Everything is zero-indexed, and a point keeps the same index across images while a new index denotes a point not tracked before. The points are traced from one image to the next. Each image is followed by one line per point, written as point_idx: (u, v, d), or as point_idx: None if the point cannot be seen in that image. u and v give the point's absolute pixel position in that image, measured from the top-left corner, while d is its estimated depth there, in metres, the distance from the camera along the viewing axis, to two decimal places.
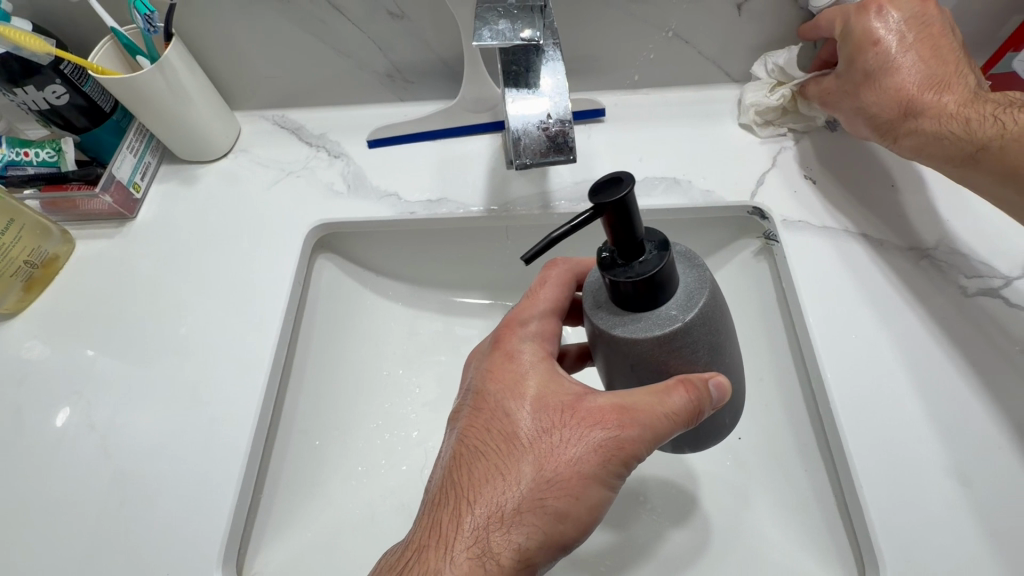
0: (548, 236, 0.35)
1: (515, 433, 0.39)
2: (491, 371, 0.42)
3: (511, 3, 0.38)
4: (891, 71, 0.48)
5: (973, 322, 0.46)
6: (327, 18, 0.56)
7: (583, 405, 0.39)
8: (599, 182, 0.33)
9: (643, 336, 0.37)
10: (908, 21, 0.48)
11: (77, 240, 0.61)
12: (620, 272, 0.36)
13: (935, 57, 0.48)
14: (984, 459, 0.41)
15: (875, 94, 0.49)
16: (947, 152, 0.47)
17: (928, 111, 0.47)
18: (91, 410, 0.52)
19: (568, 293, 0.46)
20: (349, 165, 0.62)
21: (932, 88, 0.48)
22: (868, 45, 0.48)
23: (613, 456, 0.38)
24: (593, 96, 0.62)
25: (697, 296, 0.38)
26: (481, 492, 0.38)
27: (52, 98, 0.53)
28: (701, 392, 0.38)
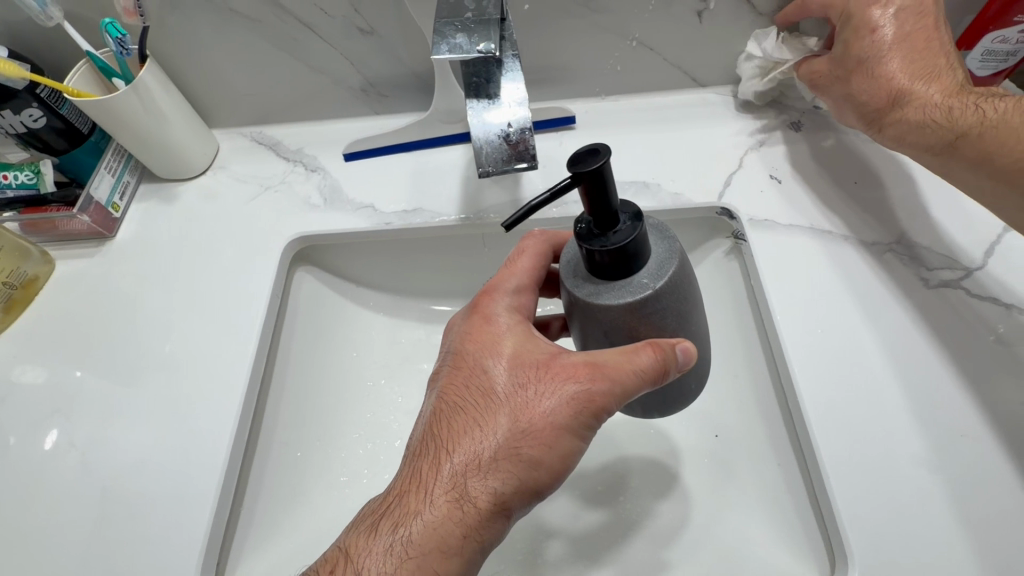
0: (529, 204, 0.36)
1: (492, 388, 0.40)
2: (469, 332, 0.43)
3: (469, 16, 0.39)
4: (882, 58, 0.48)
5: (936, 313, 0.47)
6: (298, 36, 0.57)
7: (557, 362, 0.40)
8: (578, 153, 0.34)
9: (616, 303, 0.38)
10: (905, 10, 0.49)
11: (57, 260, 0.62)
12: (595, 243, 0.37)
13: (926, 49, 0.48)
14: (947, 447, 0.42)
15: (866, 79, 0.49)
16: (927, 140, 0.47)
17: (912, 99, 0.47)
18: (71, 428, 0.52)
19: (546, 261, 0.46)
20: (325, 179, 0.63)
21: (919, 77, 0.48)
22: (864, 31, 0.49)
23: (586, 409, 0.38)
24: (564, 105, 0.64)
25: (668, 264, 0.39)
26: (459, 442, 0.39)
27: (29, 121, 0.54)
28: (669, 352, 0.39)
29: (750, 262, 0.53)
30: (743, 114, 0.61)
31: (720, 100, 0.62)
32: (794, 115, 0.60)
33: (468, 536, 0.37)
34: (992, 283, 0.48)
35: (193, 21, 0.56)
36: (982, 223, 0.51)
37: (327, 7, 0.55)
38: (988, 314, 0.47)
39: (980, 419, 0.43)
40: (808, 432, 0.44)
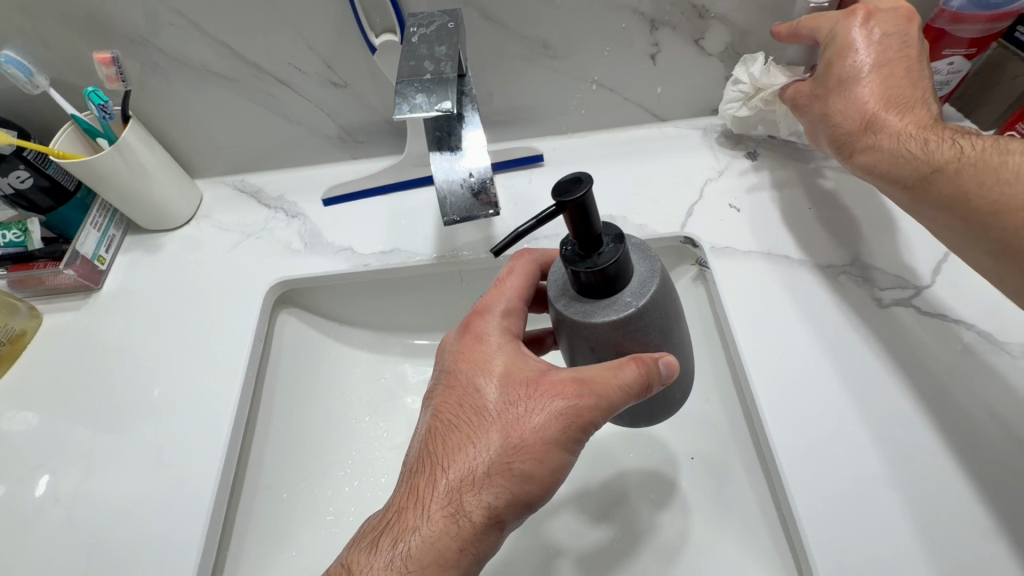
0: (515, 230, 0.38)
1: (484, 405, 0.41)
2: (462, 351, 0.44)
3: (427, 76, 0.41)
4: (861, 84, 0.48)
5: (891, 331, 0.50)
6: (274, 91, 0.60)
7: (546, 378, 0.41)
8: (563, 181, 0.35)
9: (600, 321, 0.39)
10: (890, 37, 0.48)
11: (44, 313, 0.63)
12: (579, 264, 0.38)
13: (907, 79, 0.47)
14: (906, 460, 0.44)
15: (844, 104, 0.48)
16: (900, 170, 0.45)
17: (885, 128, 0.46)
18: (56, 482, 0.53)
19: (534, 280, 0.47)
20: (306, 224, 0.65)
21: (894, 107, 0.47)
22: (847, 55, 0.48)
23: (575, 423, 0.39)
24: (532, 144, 0.67)
25: (650, 283, 0.40)
26: (453, 459, 0.40)
27: (17, 182, 0.56)
28: (653, 366, 0.40)
29: (714, 289, 0.56)
30: (702, 145, 0.64)
31: (681, 133, 0.65)
32: (750, 145, 0.63)
33: (465, 549, 0.38)
34: (942, 299, 0.50)
35: (173, 82, 0.59)
36: (931, 241, 0.54)
37: (300, 65, 0.58)
38: (942, 330, 0.49)
39: (935, 431, 0.45)
40: (774, 452, 0.45)
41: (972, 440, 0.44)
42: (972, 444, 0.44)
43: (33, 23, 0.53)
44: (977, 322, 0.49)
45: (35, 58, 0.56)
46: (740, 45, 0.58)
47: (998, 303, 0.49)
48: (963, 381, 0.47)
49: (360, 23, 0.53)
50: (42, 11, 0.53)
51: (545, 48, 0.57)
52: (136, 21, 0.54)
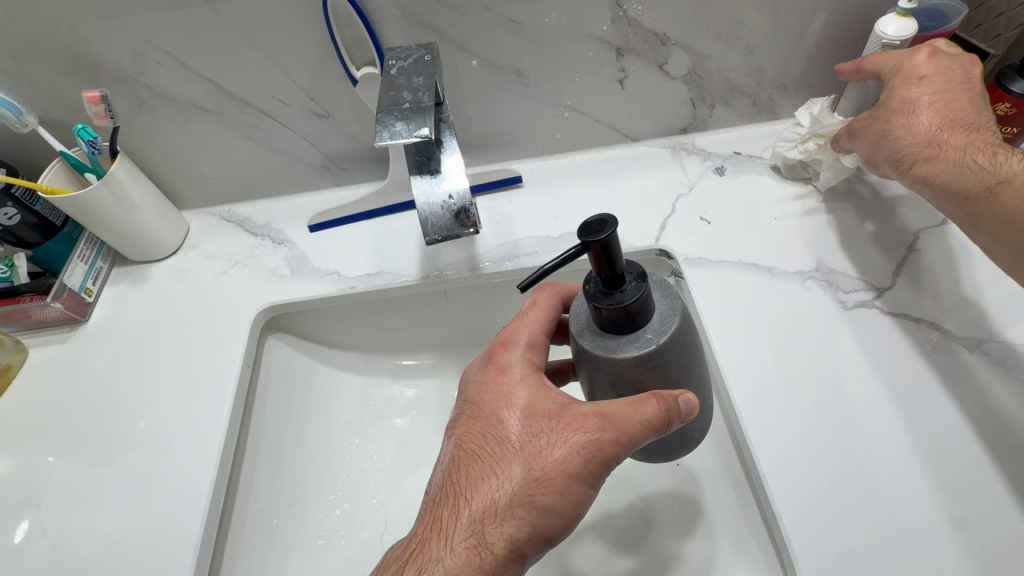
0: (541, 268, 0.39)
1: (507, 437, 0.42)
2: (486, 382, 0.45)
3: (406, 105, 0.43)
4: (923, 107, 0.49)
5: (857, 331, 0.52)
6: (259, 124, 0.62)
7: (568, 411, 0.41)
8: (589, 222, 0.36)
9: (621, 356, 0.40)
10: (951, 69, 0.49)
11: (30, 347, 0.63)
12: (602, 300, 0.39)
13: (969, 105, 0.48)
14: (878, 454, 0.46)
15: (905, 126, 0.49)
16: (966, 181, 0.45)
17: (949, 146, 0.47)
18: (42, 517, 0.53)
19: (556, 313, 0.48)
20: (292, 250, 0.67)
21: (954, 129, 0.48)
22: (909, 82, 0.50)
23: (597, 457, 0.40)
24: (511, 166, 0.69)
25: (670, 321, 0.41)
26: (476, 490, 0.40)
27: (4, 219, 0.58)
28: (673, 403, 0.40)
29: (689, 297, 0.58)
30: (672, 162, 0.67)
31: (653, 152, 0.68)
32: (718, 160, 0.66)
33: None
34: (903, 300, 0.54)
35: (159, 117, 0.61)
36: (891, 247, 0.57)
37: (285, 97, 0.60)
38: (907, 331, 0.52)
39: (903, 426, 0.47)
40: (751, 448, 0.48)
41: (940, 433, 0.46)
42: (941, 436, 0.46)
43: (21, 65, 0.55)
44: (938, 321, 0.52)
45: (23, 98, 0.58)
46: (702, 69, 0.62)
47: (957, 302, 0.52)
48: (931, 378, 0.49)
49: (341, 56, 0.55)
50: (31, 54, 0.55)
51: (518, 76, 0.60)
52: (122, 61, 0.56)
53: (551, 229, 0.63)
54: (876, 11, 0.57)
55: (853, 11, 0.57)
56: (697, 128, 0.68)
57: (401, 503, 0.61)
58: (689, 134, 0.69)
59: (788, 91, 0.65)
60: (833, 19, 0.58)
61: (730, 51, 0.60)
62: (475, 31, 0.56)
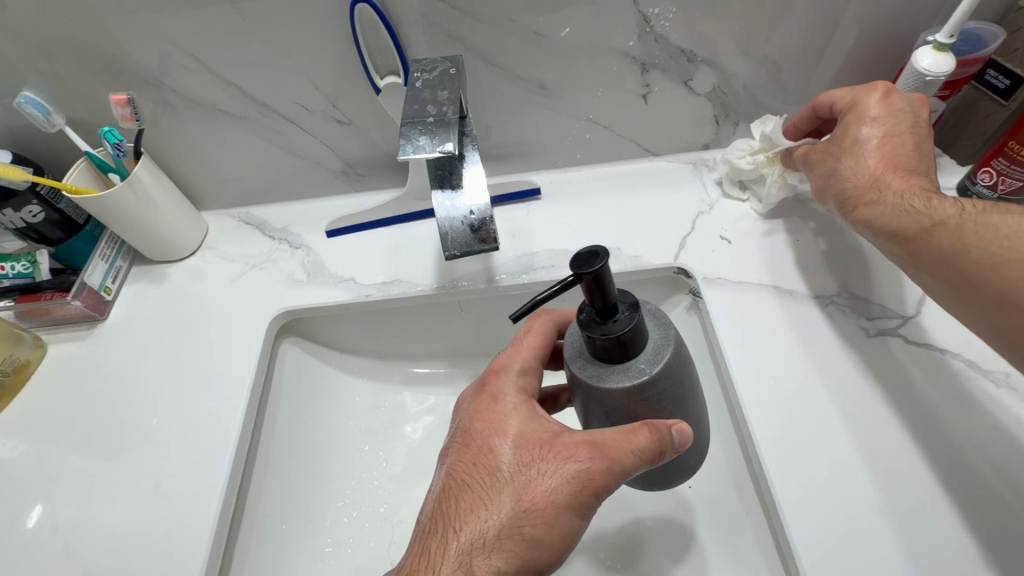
0: (535, 298, 0.39)
1: (497, 466, 0.41)
2: (478, 409, 0.44)
3: (430, 119, 0.43)
4: (868, 147, 0.50)
5: (877, 361, 0.51)
6: (281, 129, 0.63)
7: (560, 440, 0.41)
8: (580, 254, 0.36)
9: (614, 386, 0.40)
10: (903, 109, 0.50)
11: (49, 343, 0.64)
12: (596, 330, 0.39)
13: (916, 151, 0.49)
14: (901, 492, 0.45)
15: (851, 164, 0.50)
16: (906, 227, 0.46)
17: (890, 189, 0.48)
18: (58, 511, 0.54)
19: (551, 339, 0.48)
20: (309, 255, 0.67)
21: (896, 171, 0.48)
22: (858, 120, 0.51)
23: (588, 488, 0.39)
24: (530, 177, 0.69)
25: (664, 350, 0.41)
26: (465, 521, 0.40)
27: (28, 216, 0.58)
28: (666, 433, 0.40)
29: (706, 316, 0.57)
30: (692, 179, 0.66)
31: (673, 167, 0.68)
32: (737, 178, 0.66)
33: None
34: (927, 329, 0.52)
35: (184, 119, 0.61)
36: None
37: (307, 103, 0.60)
38: (929, 360, 0.51)
39: (926, 463, 0.46)
40: (766, 476, 0.47)
41: (959, 470, 0.45)
42: (964, 472, 0.45)
43: (51, 65, 0.56)
44: (963, 352, 0.51)
45: (51, 98, 0.58)
46: (727, 86, 0.61)
47: None
48: (956, 413, 0.48)
49: (365, 64, 0.55)
50: (60, 54, 0.55)
51: (541, 88, 0.60)
52: (149, 63, 0.56)
53: (568, 242, 0.63)
54: (908, 33, 0.56)
55: (885, 33, 0.56)
56: (719, 145, 0.67)
57: (409, 511, 0.61)
58: (710, 150, 0.68)
59: None
60: (863, 38, 0.57)
61: (757, 69, 0.59)
62: (500, 43, 0.56)
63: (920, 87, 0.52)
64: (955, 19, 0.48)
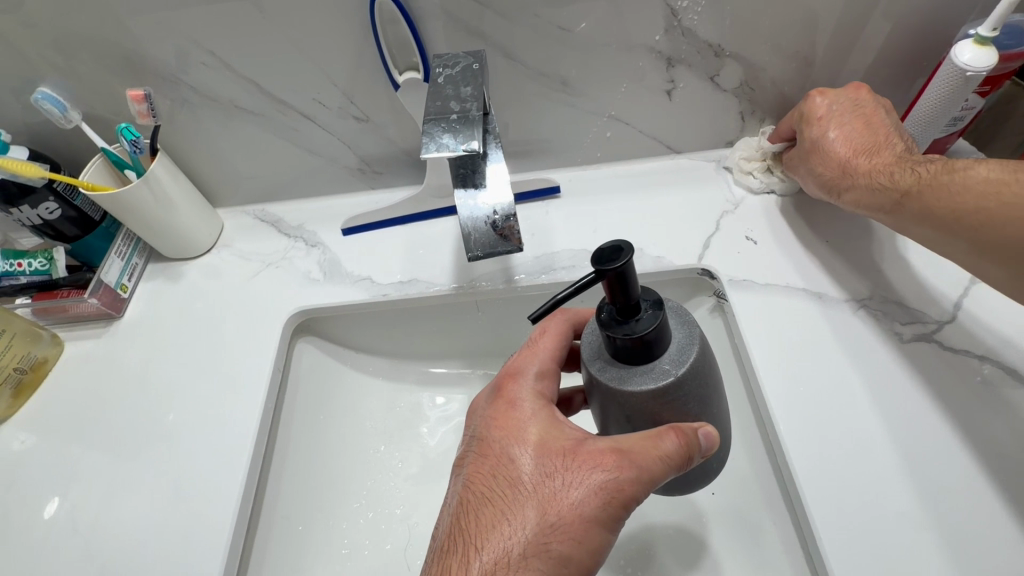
0: (553, 298, 0.39)
1: (519, 478, 0.40)
2: (495, 417, 0.43)
3: (454, 116, 0.42)
4: (828, 140, 0.53)
5: (911, 367, 0.49)
6: (298, 125, 0.62)
7: (583, 448, 0.40)
8: (601, 250, 0.34)
9: (638, 389, 0.38)
10: (845, 100, 0.54)
11: (66, 341, 0.64)
12: (618, 330, 0.37)
13: (869, 127, 0.52)
14: (939, 504, 0.43)
15: (817, 160, 0.54)
16: (879, 202, 0.50)
17: (859, 171, 0.51)
18: (76, 510, 0.53)
19: (567, 340, 0.47)
20: (325, 254, 0.66)
21: (860, 152, 0.52)
22: (809, 120, 0.55)
23: (615, 499, 0.38)
24: (549, 175, 0.68)
25: (689, 350, 0.40)
26: (487, 538, 0.38)
27: (45, 213, 0.58)
28: (693, 437, 0.39)
29: (731, 319, 0.56)
30: (716, 177, 0.65)
31: (697, 165, 0.66)
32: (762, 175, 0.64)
33: None
34: (964, 335, 0.50)
35: (200, 115, 0.60)
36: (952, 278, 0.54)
37: (324, 100, 0.59)
38: (967, 367, 0.49)
39: (965, 474, 0.44)
40: (796, 485, 0.45)
41: (999, 481, 0.44)
42: (1005, 483, 0.43)
43: (68, 61, 0.55)
44: (1003, 359, 0.49)
45: (67, 94, 0.58)
46: (755, 82, 0.59)
47: (1020, 340, 0.49)
48: (996, 422, 0.46)
49: (384, 60, 0.54)
50: (77, 50, 0.54)
51: (563, 85, 0.59)
52: (165, 58, 0.55)
53: (589, 242, 0.62)
54: (945, 27, 0.54)
55: (921, 26, 0.54)
56: None
57: (426, 514, 0.61)
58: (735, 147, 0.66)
59: None
60: (899, 32, 0.55)
61: (786, 64, 0.57)
62: (522, 37, 0.54)
63: (960, 83, 0.50)
64: (999, 11, 0.46)
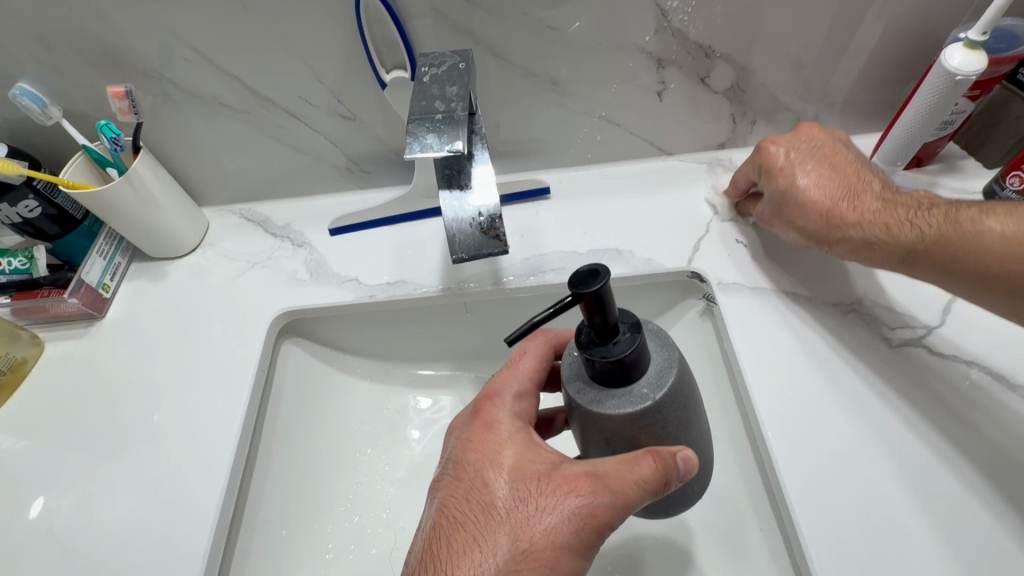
0: (530, 319, 0.38)
1: (492, 502, 0.39)
2: (471, 439, 0.42)
3: (439, 116, 0.41)
4: (805, 192, 0.52)
5: (899, 372, 0.49)
6: (285, 124, 0.61)
7: (558, 472, 0.39)
8: (580, 275, 0.34)
9: (615, 412, 0.38)
10: (798, 145, 0.54)
11: (46, 342, 0.63)
12: (596, 353, 0.37)
13: (840, 172, 0.52)
14: (926, 511, 0.43)
15: (798, 213, 0.52)
16: (883, 256, 0.49)
17: (849, 222, 0.50)
18: (53, 515, 0.52)
19: (547, 362, 0.47)
20: (311, 254, 0.65)
21: (843, 200, 0.51)
22: (773, 172, 0.53)
23: (589, 525, 0.37)
24: (539, 176, 0.67)
25: (667, 374, 0.39)
26: (456, 566, 0.37)
27: (25, 212, 0.57)
28: (671, 462, 0.38)
29: (721, 323, 0.55)
30: (706, 179, 0.64)
31: (687, 167, 0.66)
32: None
33: None
34: (952, 340, 0.50)
35: (184, 113, 0.59)
36: None
37: (311, 98, 0.58)
38: (954, 372, 0.49)
39: (951, 480, 0.44)
40: (783, 491, 0.45)
41: (985, 486, 0.44)
42: (992, 490, 0.43)
43: (48, 56, 0.54)
44: (990, 364, 0.49)
45: (48, 89, 0.57)
46: (746, 84, 0.59)
47: (1006, 344, 0.49)
48: (982, 428, 0.46)
49: (372, 58, 0.54)
50: (57, 45, 0.53)
51: (553, 84, 0.58)
52: (149, 54, 0.54)
53: (579, 244, 0.61)
54: (935, 30, 0.54)
55: (912, 30, 0.54)
56: (735, 145, 0.65)
57: (412, 518, 0.60)
58: (726, 150, 0.66)
59: (835, 109, 0.61)
60: (890, 35, 0.55)
61: (777, 67, 0.57)
62: (512, 37, 0.54)
63: (948, 88, 0.49)
64: (990, 14, 0.46)
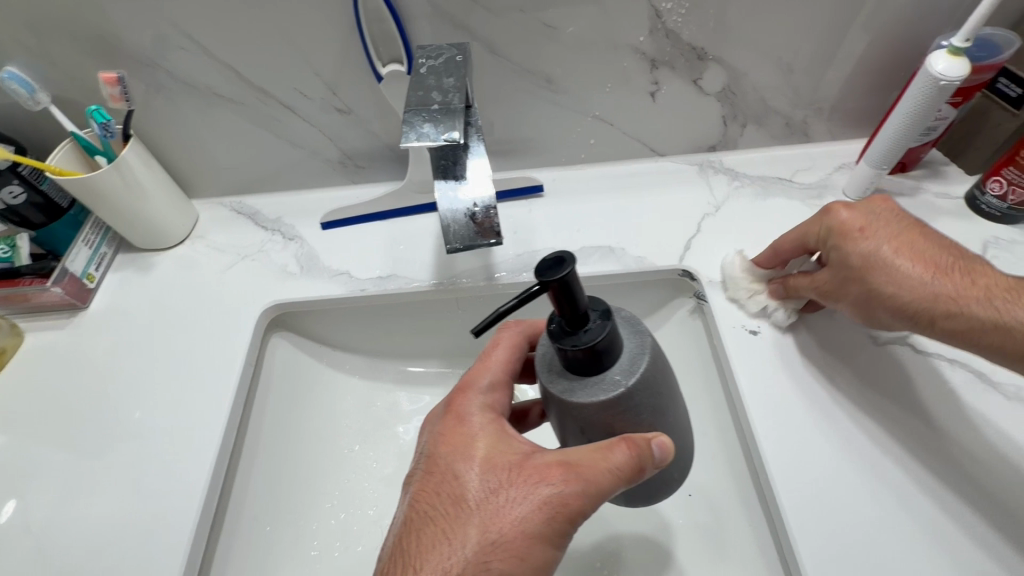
0: (496, 310, 0.37)
1: (464, 494, 0.38)
2: (443, 433, 0.42)
3: (435, 106, 0.42)
4: (895, 260, 0.46)
5: (885, 369, 0.50)
6: (280, 117, 0.61)
7: (530, 462, 0.39)
8: (543, 262, 0.34)
9: (589, 401, 0.38)
10: (879, 216, 0.48)
11: (27, 331, 0.61)
12: (567, 342, 0.37)
13: (921, 246, 0.46)
14: (910, 506, 0.44)
15: (888, 279, 0.45)
16: (985, 335, 0.44)
17: (952, 296, 0.44)
18: (30, 508, 0.51)
19: (521, 352, 0.46)
20: (303, 247, 0.65)
21: (942, 278, 0.45)
22: (848, 237, 0.47)
23: (560, 514, 0.37)
24: (532, 174, 0.68)
25: (640, 359, 0.39)
26: (426, 559, 0.36)
27: (8, 198, 0.55)
28: (644, 448, 0.38)
29: (711, 322, 0.56)
30: (698, 180, 0.65)
31: (679, 168, 0.66)
32: (740, 179, 0.65)
33: None
34: None
35: (176, 103, 0.59)
36: None
37: (306, 90, 0.58)
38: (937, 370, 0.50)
39: (934, 474, 0.45)
40: (772, 485, 0.45)
41: (967, 481, 0.44)
42: (974, 485, 0.44)
43: (38, 41, 0.53)
44: (971, 361, 0.50)
45: (37, 75, 0.56)
46: (737, 87, 0.60)
47: None
48: (965, 424, 0.47)
49: (369, 52, 0.54)
50: (49, 31, 0.53)
51: (547, 83, 0.59)
52: (143, 43, 0.54)
53: (571, 241, 0.62)
54: (919, 39, 0.56)
55: (897, 38, 0.56)
56: (726, 147, 0.66)
57: None
58: (717, 152, 0.67)
59: (823, 114, 0.63)
60: (876, 43, 0.56)
61: (768, 71, 0.58)
62: (508, 34, 0.54)
63: (933, 93, 0.51)
64: (972, 23, 0.47)
